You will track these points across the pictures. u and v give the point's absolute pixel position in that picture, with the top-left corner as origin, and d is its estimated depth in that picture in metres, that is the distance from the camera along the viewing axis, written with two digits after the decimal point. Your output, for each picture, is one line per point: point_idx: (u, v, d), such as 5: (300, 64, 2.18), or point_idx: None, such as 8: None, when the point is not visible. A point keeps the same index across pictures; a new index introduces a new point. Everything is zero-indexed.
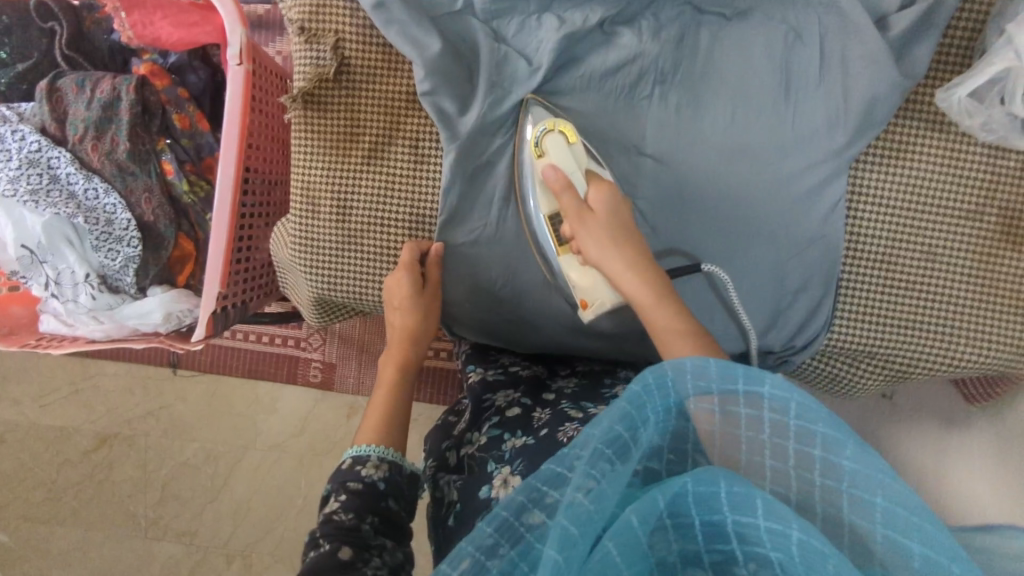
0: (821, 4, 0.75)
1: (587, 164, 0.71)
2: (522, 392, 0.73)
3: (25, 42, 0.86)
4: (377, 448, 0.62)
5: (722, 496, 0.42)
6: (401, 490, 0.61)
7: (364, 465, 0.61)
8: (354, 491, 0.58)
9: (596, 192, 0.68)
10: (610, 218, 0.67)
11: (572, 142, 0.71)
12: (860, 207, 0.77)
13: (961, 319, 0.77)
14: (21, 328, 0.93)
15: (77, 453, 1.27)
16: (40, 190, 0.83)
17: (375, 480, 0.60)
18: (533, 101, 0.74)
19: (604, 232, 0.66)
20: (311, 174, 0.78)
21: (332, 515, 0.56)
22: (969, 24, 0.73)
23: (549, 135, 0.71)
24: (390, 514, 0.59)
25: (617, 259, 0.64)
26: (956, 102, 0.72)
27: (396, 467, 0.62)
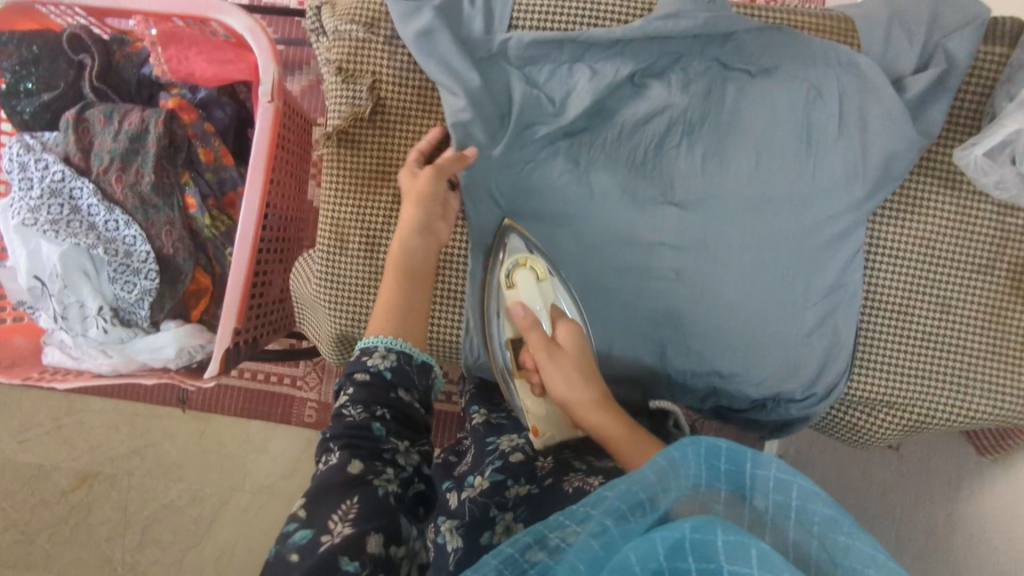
0: (840, 66, 0.77)
1: (555, 300, 0.75)
2: (526, 438, 0.71)
3: (52, 72, 0.86)
4: (386, 339, 0.59)
5: (719, 546, 0.37)
6: (411, 381, 0.57)
7: (370, 355, 0.57)
8: (361, 382, 0.55)
9: (563, 329, 0.71)
10: (576, 357, 0.69)
11: (541, 278, 0.75)
12: (876, 256, 0.79)
13: (976, 371, 0.78)
14: (23, 359, 0.89)
15: (56, 492, 1.22)
16: (61, 221, 0.82)
17: (383, 370, 0.56)
18: (513, 228, 0.77)
19: (571, 369, 0.68)
20: (340, 211, 0.79)
21: (341, 409, 0.54)
22: (977, 89, 0.77)
23: (520, 269, 0.75)
24: (401, 406, 0.55)
25: (580, 399, 0.66)
26: (973, 161, 0.73)
27: (405, 357, 0.58)
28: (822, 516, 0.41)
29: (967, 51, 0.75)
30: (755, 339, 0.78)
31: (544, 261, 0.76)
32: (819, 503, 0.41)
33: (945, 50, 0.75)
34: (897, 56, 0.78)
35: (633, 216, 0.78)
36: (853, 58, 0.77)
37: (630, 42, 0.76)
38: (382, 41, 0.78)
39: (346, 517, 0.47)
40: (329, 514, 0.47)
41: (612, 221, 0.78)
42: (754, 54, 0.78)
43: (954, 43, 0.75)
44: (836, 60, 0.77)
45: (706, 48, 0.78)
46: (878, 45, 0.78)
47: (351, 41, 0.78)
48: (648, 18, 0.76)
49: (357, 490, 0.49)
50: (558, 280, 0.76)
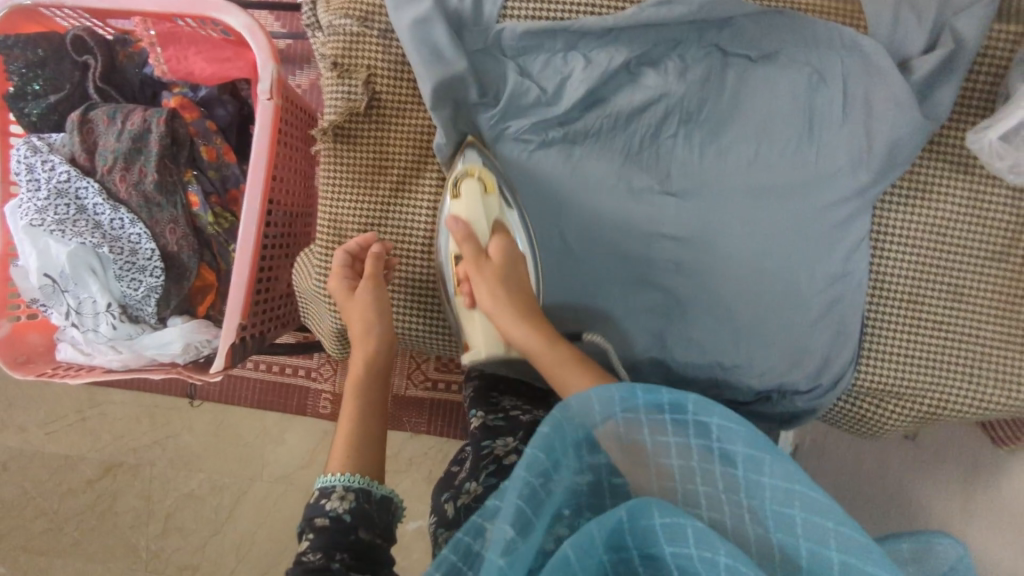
0: (843, 47, 0.74)
1: (499, 217, 0.72)
2: (521, 439, 0.72)
3: (58, 74, 0.87)
4: (343, 476, 0.58)
5: (657, 528, 0.43)
6: (371, 519, 0.57)
7: (329, 497, 0.56)
8: (321, 528, 0.55)
9: (498, 241, 0.70)
10: (506, 270, 0.68)
11: (488, 191, 0.73)
12: (882, 245, 0.76)
13: (991, 361, 0.75)
14: (38, 356, 0.91)
15: (82, 482, 1.25)
16: (67, 220, 0.83)
17: (342, 513, 0.56)
18: (473, 146, 0.75)
19: (496, 282, 0.66)
20: (338, 208, 0.79)
21: (301, 557, 0.53)
22: (991, 68, 0.74)
23: (468, 179, 0.73)
24: (362, 546, 0.55)
25: (506, 310, 0.65)
26: (986, 145, 0.69)
27: (364, 495, 0.57)
28: (744, 456, 0.46)
29: (977, 29, 0.71)
30: (759, 331, 0.76)
31: (494, 175, 0.74)
32: (738, 444, 0.46)
33: (953, 28, 0.72)
34: (906, 36, 0.74)
35: (631, 207, 0.76)
36: (856, 39, 0.74)
37: (625, 29, 0.75)
38: (376, 35, 0.77)
39: None
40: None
41: (612, 211, 0.76)
42: (754, 40, 0.76)
43: (963, 23, 0.72)
44: (839, 40, 0.75)
45: (704, 35, 0.76)
46: (885, 25, 0.74)
47: (344, 35, 0.77)
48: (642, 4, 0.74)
49: None
50: (505, 195, 0.74)
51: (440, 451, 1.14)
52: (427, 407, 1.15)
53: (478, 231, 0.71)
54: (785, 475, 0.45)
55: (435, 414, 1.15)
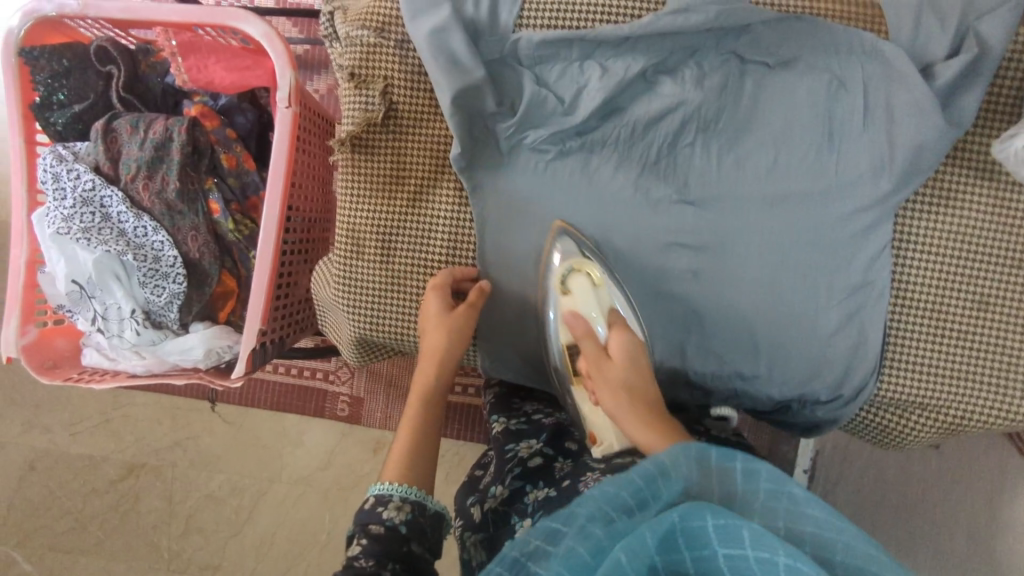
0: (864, 53, 0.73)
1: (611, 306, 0.74)
2: (545, 441, 0.72)
3: (83, 84, 0.89)
4: (402, 487, 0.60)
5: (711, 531, 0.43)
6: (424, 533, 0.58)
7: (386, 506, 0.58)
8: (375, 536, 0.56)
9: (616, 337, 0.70)
10: (625, 365, 0.67)
11: (597, 285, 0.75)
12: (905, 254, 0.75)
13: (1017, 371, 0.73)
14: (63, 359, 0.94)
15: (106, 482, 1.28)
16: (92, 229, 0.85)
17: (397, 524, 0.57)
18: (564, 230, 0.76)
19: (620, 387, 0.64)
20: (356, 216, 0.80)
21: (353, 561, 0.54)
22: (1016, 73, 0.72)
23: (576, 276, 0.74)
24: (413, 558, 0.56)
25: (627, 416, 0.61)
26: (1011, 152, 0.68)
27: (419, 508, 0.59)
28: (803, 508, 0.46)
29: (1003, 33, 0.69)
30: (777, 339, 0.76)
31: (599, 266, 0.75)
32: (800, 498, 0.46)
33: (977, 32, 0.70)
34: (929, 40, 0.73)
35: (649, 216, 0.77)
36: (878, 45, 0.72)
37: (641, 37, 0.74)
38: (393, 44, 0.77)
39: None
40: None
41: (628, 219, 0.77)
42: (773, 45, 0.75)
43: (988, 27, 0.70)
44: (860, 46, 0.73)
45: (722, 41, 0.75)
46: (907, 28, 0.73)
47: (362, 45, 0.78)
48: (658, 11, 0.73)
49: None
50: (613, 284, 0.75)
51: (457, 456, 1.15)
52: (445, 412, 1.16)
53: (594, 323, 0.73)
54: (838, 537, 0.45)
55: (452, 417, 1.16)
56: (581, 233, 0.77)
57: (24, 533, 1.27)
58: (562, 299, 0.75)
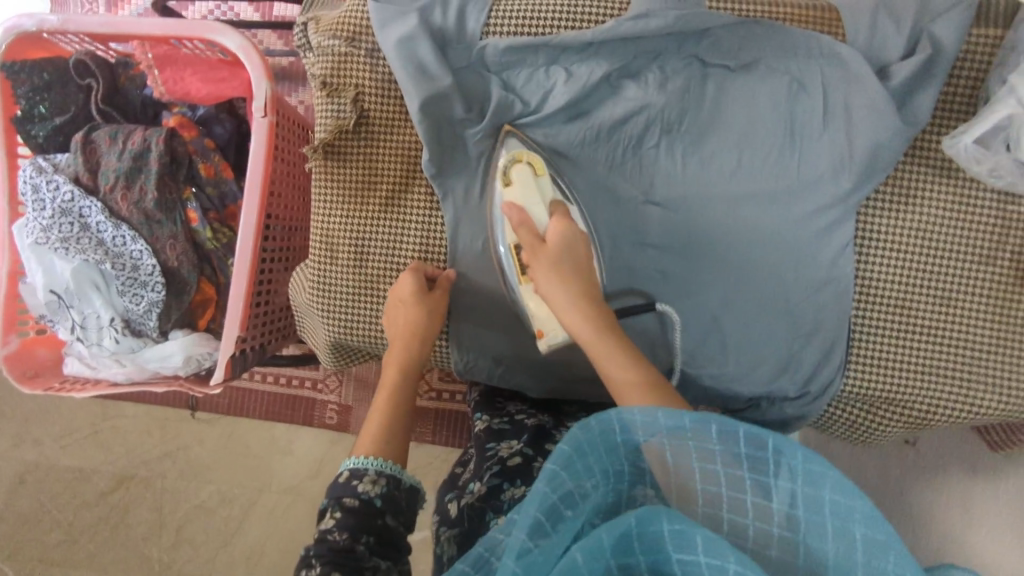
0: (822, 56, 0.74)
1: (553, 197, 0.74)
2: (525, 442, 0.73)
3: (63, 96, 0.90)
4: (377, 461, 0.61)
5: (666, 535, 0.44)
6: (399, 506, 0.60)
7: (361, 479, 0.59)
8: (350, 509, 0.57)
9: (556, 226, 0.70)
10: (561, 256, 0.69)
11: (540, 175, 0.74)
12: (868, 251, 0.76)
13: (981, 364, 0.74)
14: (46, 369, 0.95)
15: (95, 494, 1.28)
16: (71, 238, 0.86)
17: (372, 497, 0.58)
18: (512, 134, 0.77)
19: (554, 274, 0.68)
20: (330, 222, 0.81)
21: (327, 534, 0.55)
22: (971, 71, 0.73)
23: (517, 166, 0.73)
24: (386, 531, 0.58)
25: (564, 297, 0.67)
26: (963, 149, 0.70)
27: (394, 482, 0.60)
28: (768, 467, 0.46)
29: (954, 33, 0.71)
30: (745, 338, 0.77)
31: (541, 156, 0.75)
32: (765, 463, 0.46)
33: (930, 34, 0.72)
34: (884, 42, 0.74)
35: (619, 219, 0.78)
36: (835, 47, 0.74)
37: (604, 43, 0.76)
38: (364, 54, 0.79)
39: None
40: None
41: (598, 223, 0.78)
42: (733, 49, 0.76)
43: (940, 27, 0.71)
44: (817, 49, 0.74)
45: (683, 46, 0.76)
46: (863, 31, 0.74)
47: (333, 55, 0.79)
48: (619, 17, 0.75)
49: None
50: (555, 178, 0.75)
51: (443, 460, 1.15)
52: (432, 417, 1.16)
53: (537, 216, 0.72)
54: (809, 499, 0.45)
55: (438, 422, 1.16)
56: (533, 139, 0.78)
57: (15, 546, 1.27)
58: (503, 191, 0.74)
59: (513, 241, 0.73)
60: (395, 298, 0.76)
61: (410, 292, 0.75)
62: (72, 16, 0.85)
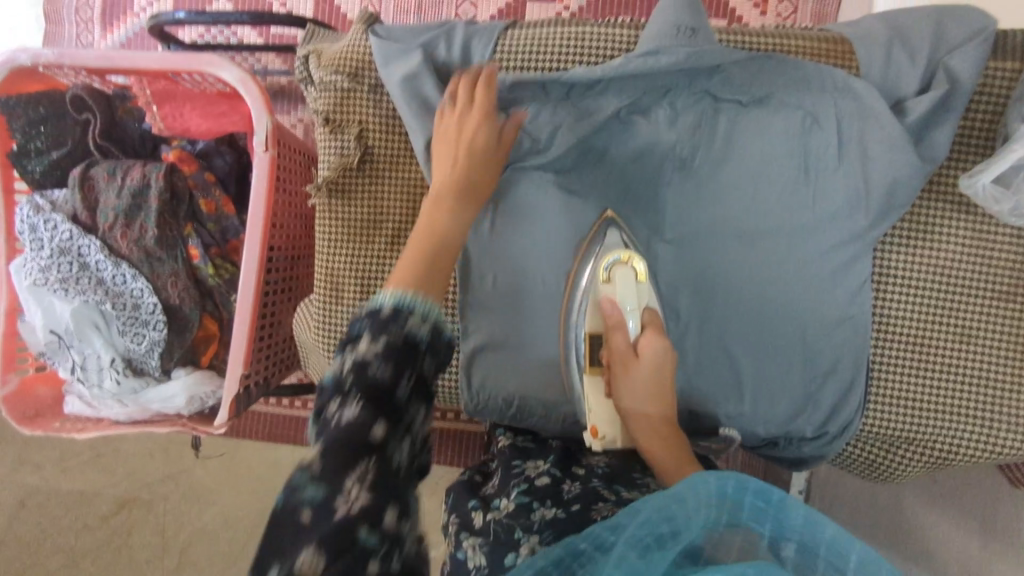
0: (837, 89, 0.72)
1: (647, 304, 0.72)
2: (552, 464, 0.72)
3: (60, 129, 0.89)
4: (426, 303, 0.52)
5: None
6: (437, 352, 0.51)
7: (406, 315, 0.49)
8: (392, 341, 0.47)
9: (648, 337, 0.69)
10: (649, 375, 0.68)
11: (640, 279, 0.73)
12: (886, 288, 0.74)
13: (1003, 404, 0.73)
14: (45, 409, 0.92)
15: (97, 517, 1.25)
16: (70, 278, 0.84)
17: (417, 335, 0.49)
18: (612, 222, 0.75)
19: (639, 387, 0.68)
20: (335, 261, 0.79)
21: (366, 366, 0.46)
22: (988, 106, 0.72)
23: (621, 266, 0.72)
24: (424, 377, 0.49)
25: (637, 414, 0.68)
26: (982, 187, 0.68)
27: (437, 330, 0.51)
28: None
29: (972, 67, 0.69)
30: (761, 373, 0.76)
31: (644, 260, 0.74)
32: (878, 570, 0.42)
33: (947, 68, 0.70)
34: (899, 76, 0.72)
35: None
36: (849, 82, 0.72)
37: (613, 80, 0.74)
38: (367, 89, 0.77)
39: (363, 482, 0.42)
40: (344, 476, 0.42)
41: None
42: (746, 83, 0.74)
43: (957, 61, 0.69)
44: (831, 83, 0.72)
45: (694, 81, 0.75)
46: (878, 64, 0.73)
47: (336, 91, 0.78)
48: (629, 54, 0.73)
49: (374, 457, 0.43)
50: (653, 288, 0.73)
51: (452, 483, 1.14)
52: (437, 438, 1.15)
53: (627, 315, 0.71)
54: None
55: (446, 442, 1.15)
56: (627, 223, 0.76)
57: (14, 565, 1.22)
58: (601, 286, 0.72)
59: (592, 332, 0.73)
60: (464, 148, 0.69)
61: (484, 150, 0.69)
62: (66, 49, 0.82)
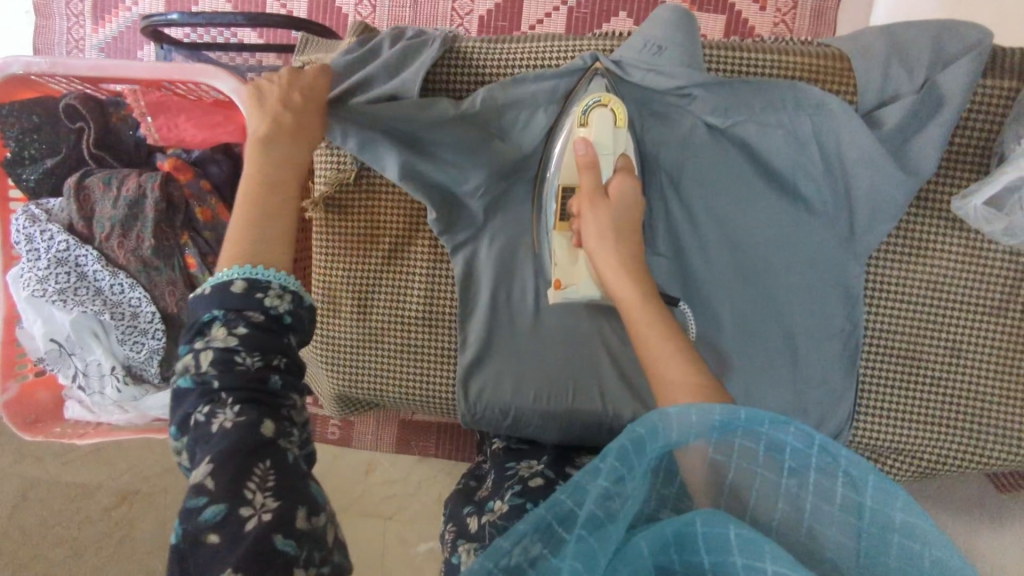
0: (810, 107, 0.72)
1: (624, 152, 0.70)
2: (545, 465, 0.73)
3: (54, 137, 0.88)
4: (279, 274, 0.53)
5: (734, 539, 0.38)
6: (303, 324, 0.53)
7: (265, 292, 0.51)
8: (256, 326, 0.49)
9: (618, 177, 0.66)
10: (621, 211, 0.63)
11: (618, 125, 0.71)
12: (878, 301, 0.75)
13: (987, 417, 0.75)
14: (45, 414, 0.93)
15: (98, 509, 1.24)
16: (68, 289, 0.85)
17: (281, 314, 0.51)
18: (599, 74, 0.74)
19: (606, 219, 0.62)
20: (332, 275, 0.81)
21: (234, 357, 0.48)
22: (982, 125, 0.72)
23: (599, 108, 0.70)
24: (292, 351, 0.52)
25: (604, 252, 0.61)
26: (974, 210, 0.70)
27: (299, 300, 0.53)
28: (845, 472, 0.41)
29: (961, 84, 0.69)
30: (756, 386, 0.76)
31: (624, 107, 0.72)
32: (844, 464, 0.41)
33: (936, 86, 0.70)
34: (892, 92, 0.72)
35: None
36: (824, 100, 0.71)
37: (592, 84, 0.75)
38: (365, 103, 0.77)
39: (263, 485, 0.44)
40: (243, 489, 0.44)
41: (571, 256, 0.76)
42: (733, 108, 0.73)
43: (946, 77, 0.70)
44: (805, 102, 0.72)
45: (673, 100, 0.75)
46: (873, 79, 0.72)
47: None
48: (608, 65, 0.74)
49: (269, 453, 0.46)
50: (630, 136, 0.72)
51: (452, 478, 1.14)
52: (434, 431, 1.15)
53: (602, 160, 0.69)
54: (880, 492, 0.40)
55: (447, 435, 1.15)
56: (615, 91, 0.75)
57: (17, 560, 1.22)
58: (577, 129, 0.71)
59: (566, 184, 0.72)
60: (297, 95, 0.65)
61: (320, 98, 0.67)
62: (58, 58, 0.82)
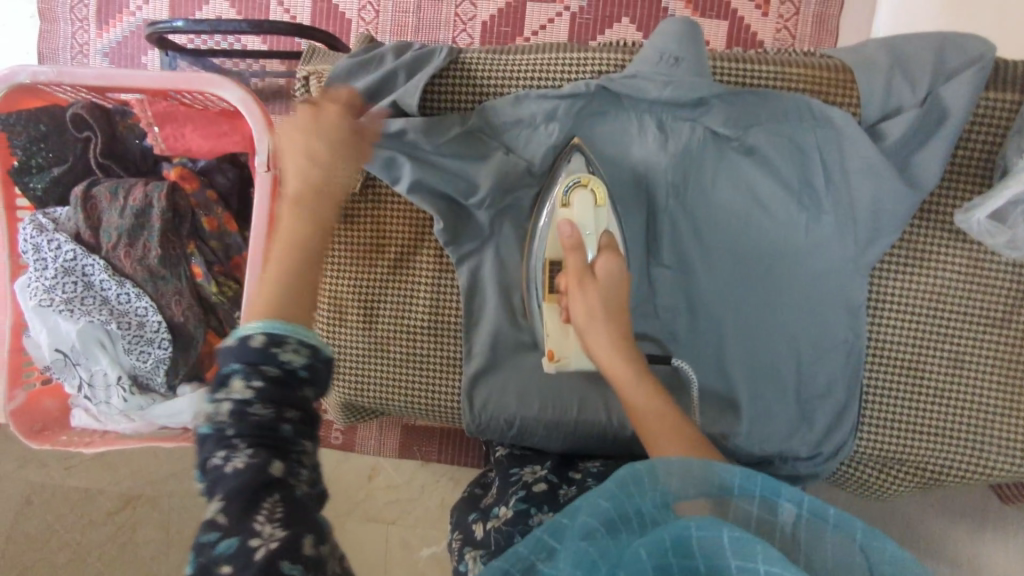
0: (816, 121, 0.72)
1: (606, 229, 0.71)
2: (549, 469, 0.73)
3: (61, 146, 0.89)
4: (302, 328, 0.47)
5: (726, 544, 0.40)
6: (325, 374, 0.48)
7: (282, 346, 0.46)
8: (272, 378, 0.45)
9: (604, 260, 0.66)
10: (608, 291, 0.64)
11: (598, 204, 0.72)
12: (882, 314, 0.75)
13: (991, 429, 0.74)
14: (52, 422, 0.92)
15: (102, 513, 1.24)
16: (75, 299, 0.85)
17: (298, 368, 0.46)
18: (578, 149, 0.75)
19: (596, 294, 0.63)
20: (338, 285, 0.81)
21: (247, 407, 0.44)
22: (984, 137, 0.72)
23: (578, 190, 0.72)
24: (309, 404, 0.47)
25: (600, 330, 0.61)
26: (976, 224, 0.70)
27: (321, 350, 0.48)
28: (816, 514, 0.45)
29: (964, 97, 0.69)
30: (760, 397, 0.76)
31: (604, 186, 0.73)
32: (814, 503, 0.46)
33: (939, 99, 0.70)
34: (895, 103, 0.72)
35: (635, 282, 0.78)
36: (827, 113, 0.72)
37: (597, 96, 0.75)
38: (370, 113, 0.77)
39: (273, 517, 0.42)
40: (252, 516, 0.42)
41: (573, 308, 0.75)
42: (739, 121, 0.73)
43: (949, 90, 0.70)
44: (808, 115, 0.73)
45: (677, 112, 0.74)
46: (875, 90, 0.72)
47: None
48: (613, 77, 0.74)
49: (280, 488, 0.43)
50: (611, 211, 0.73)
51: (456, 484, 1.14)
52: (438, 437, 1.15)
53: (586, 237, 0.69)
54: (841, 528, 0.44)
55: (450, 441, 1.14)
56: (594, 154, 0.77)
57: (21, 565, 1.22)
58: (559, 210, 0.72)
59: (552, 260, 0.72)
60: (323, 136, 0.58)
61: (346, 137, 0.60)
62: (65, 68, 0.82)
